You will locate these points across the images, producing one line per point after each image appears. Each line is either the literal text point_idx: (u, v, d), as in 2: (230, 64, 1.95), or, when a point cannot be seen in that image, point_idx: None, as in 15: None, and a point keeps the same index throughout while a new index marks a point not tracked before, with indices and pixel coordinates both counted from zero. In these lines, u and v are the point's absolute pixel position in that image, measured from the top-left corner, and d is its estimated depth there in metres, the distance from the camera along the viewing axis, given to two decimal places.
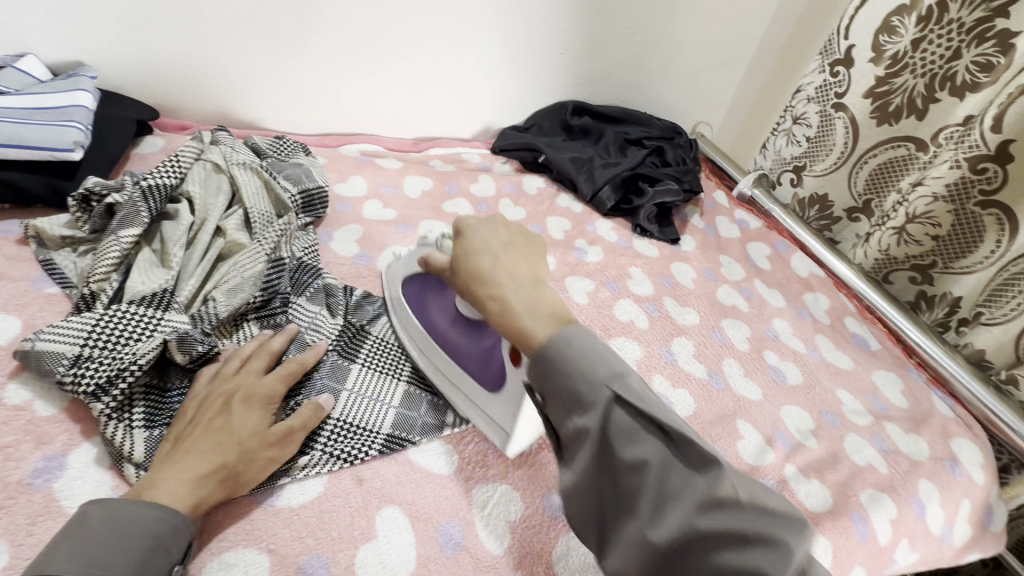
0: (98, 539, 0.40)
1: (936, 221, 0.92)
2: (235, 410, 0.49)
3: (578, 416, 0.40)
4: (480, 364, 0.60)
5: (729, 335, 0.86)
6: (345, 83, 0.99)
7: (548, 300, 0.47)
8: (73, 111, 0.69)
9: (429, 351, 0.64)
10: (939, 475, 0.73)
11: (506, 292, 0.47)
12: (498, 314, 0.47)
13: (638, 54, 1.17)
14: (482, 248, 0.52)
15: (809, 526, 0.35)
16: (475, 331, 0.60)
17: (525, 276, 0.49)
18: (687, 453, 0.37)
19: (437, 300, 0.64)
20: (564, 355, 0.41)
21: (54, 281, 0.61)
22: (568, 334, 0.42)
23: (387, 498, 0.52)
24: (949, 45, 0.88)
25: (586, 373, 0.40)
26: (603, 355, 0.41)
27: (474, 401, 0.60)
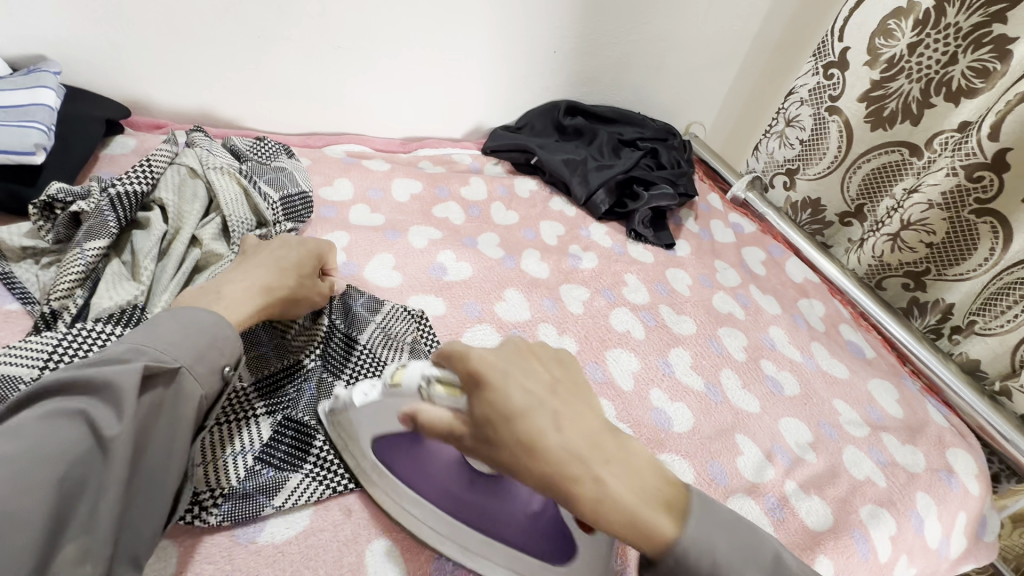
0: (165, 329, 0.44)
1: (931, 228, 0.91)
2: (293, 249, 0.59)
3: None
4: (526, 528, 0.48)
5: (725, 344, 0.85)
6: (329, 80, 0.94)
7: (635, 464, 0.40)
8: (34, 110, 0.64)
9: (452, 527, 0.49)
10: (937, 487, 0.73)
11: (598, 469, 0.38)
12: (601, 512, 0.38)
13: (631, 52, 1.15)
14: (527, 399, 0.39)
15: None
16: (500, 488, 0.47)
17: (594, 430, 0.40)
18: None
19: (425, 462, 0.48)
20: (711, 565, 0.37)
21: (14, 296, 0.57)
22: (702, 531, 0.38)
23: (377, 529, 0.49)
24: (945, 49, 0.86)
25: (745, 572, 0.37)
26: (750, 535, 0.39)
27: (534, 570, 0.48)
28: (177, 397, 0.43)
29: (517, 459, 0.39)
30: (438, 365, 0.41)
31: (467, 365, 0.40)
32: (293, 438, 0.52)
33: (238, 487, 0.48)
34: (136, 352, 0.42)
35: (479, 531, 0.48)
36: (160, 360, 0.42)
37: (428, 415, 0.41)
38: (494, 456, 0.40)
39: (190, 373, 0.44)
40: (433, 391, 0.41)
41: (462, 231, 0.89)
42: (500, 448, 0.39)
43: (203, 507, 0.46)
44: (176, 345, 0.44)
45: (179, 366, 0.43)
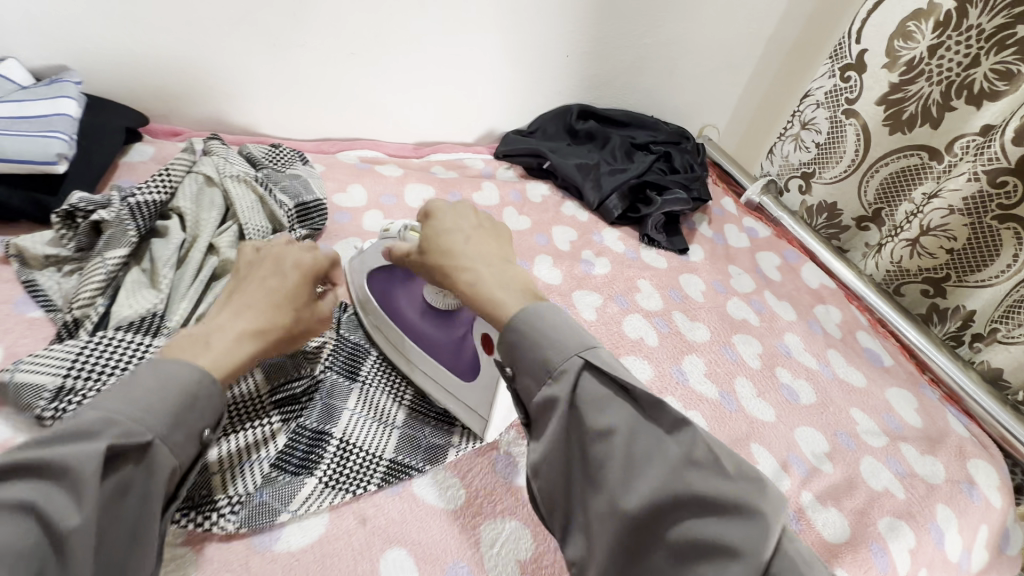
0: (140, 391, 0.40)
1: (952, 234, 0.89)
2: (289, 276, 0.52)
3: (552, 388, 0.43)
4: (453, 355, 0.59)
5: (740, 351, 0.84)
6: (343, 86, 0.95)
7: (517, 276, 0.51)
8: (56, 120, 0.65)
9: (401, 346, 0.62)
10: (957, 500, 0.72)
11: (480, 266, 0.50)
12: (468, 292, 0.49)
13: (644, 56, 1.14)
14: (452, 226, 0.54)
15: (778, 497, 0.38)
16: (447, 320, 0.60)
17: (493, 254, 0.52)
18: (655, 413, 0.41)
19: (404, 292, 0.62)
20: (531, 330, 0.45)
21: (38, 304, 0.58)
22: (542, 311, 0.46)
23: (391, 539, 0.49)
24: (967, 51, 0.85)
25: (558, 344, 0.44)
26: (575, 327, 0.45)
27: (446, 388, 0.59)
28: (147, 473, 0.39)
29: (429, 255, 0.53)
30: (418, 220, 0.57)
31: (426, 205, 0.56)
32: (306, 446, 0.53)
33: (252, 496, 0.48)
34: (106, 423, 0.38)
35: (418, 346, 0.60)
36: (130, 435, 0.38)
37: (397, 247, 0.57)
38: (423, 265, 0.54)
39: (164, 445, 0.40)
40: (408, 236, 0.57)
41: None
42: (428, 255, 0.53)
43: (220, 513, 0.46)
44: (150, 409, 0.40)
45: (152, 439, 0.39)
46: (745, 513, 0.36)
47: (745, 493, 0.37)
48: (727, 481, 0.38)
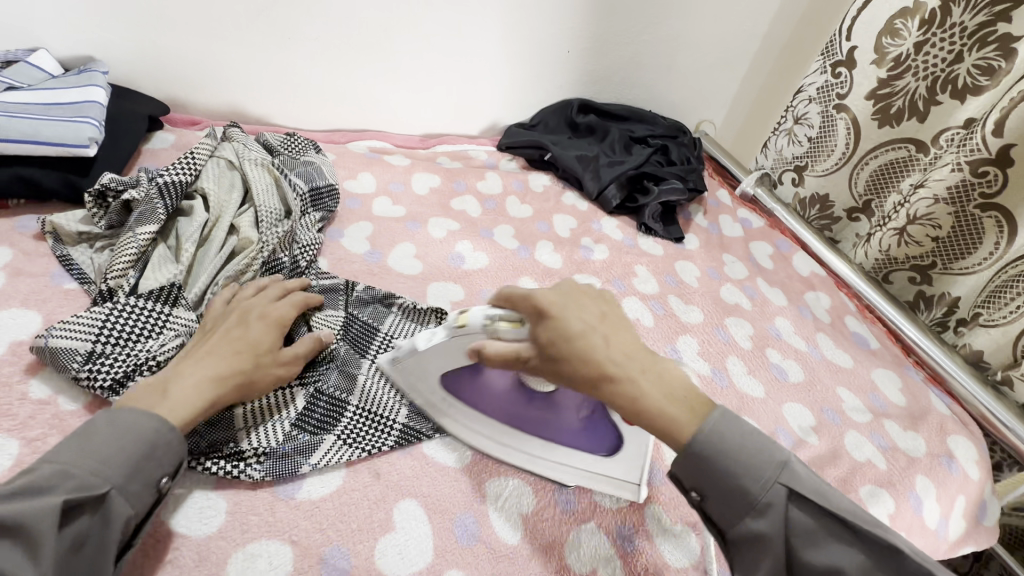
0: (98, 442, 0.42)
1: (937, 222, 0.93)
2: (253, 325, 0.55)
3: (758, 521, 0.43)
4: (579, 434, 0.56)
5: (732, 333, 0.88)
6: (353, 79, 0.99)
7: (667, 376, 0.47)
8: (87, 106, 0.69)
9: (510, 441, 0.57)
10: (936, 472, 0.76)
11: (636, 376, 0.46)
12: (629, 408, 0.45)
13: (643, 52, 1.18)
14: (580, 324, 0.47)
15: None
16: (550, 402, 0.56)
17: (635, 348, 0.48)
18: (879, 552, 0.41)
19: (486, 389, 0.56)
20: (725, 460, 0.44)
21: (72, 276, 0.62)
22: (720, 426, 0.44)
23: (404, 491, 0.53)
24: (952, 48, 0.88)
25: (758, 472, 0.43)
26: (765, 445, 0.44)
27: (582, 469, 0.56)
28: (103, 524, 0.40)
29: (564, 362, 0.46)
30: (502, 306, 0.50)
31: (530, 301, 0.48)
32: (324, 408, 0.57)
33: (276, 448, 0.52)
34: (62, 476, 0.39)
35: (538, 438, 0.56)
36: (86, 487, 0.40)
37: (495, 346, 0.49)
38: (548, 370, 0.48)
39: (121, 494, 0.41)
40: (498, 328, 0.49)
41: (479, 223, 0.93)
42: (566, 366, 0.46)
43: (247, 463, 0.50)
44: (108, 461, 0.41)
45: (108, 489, 0.40)
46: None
47: None
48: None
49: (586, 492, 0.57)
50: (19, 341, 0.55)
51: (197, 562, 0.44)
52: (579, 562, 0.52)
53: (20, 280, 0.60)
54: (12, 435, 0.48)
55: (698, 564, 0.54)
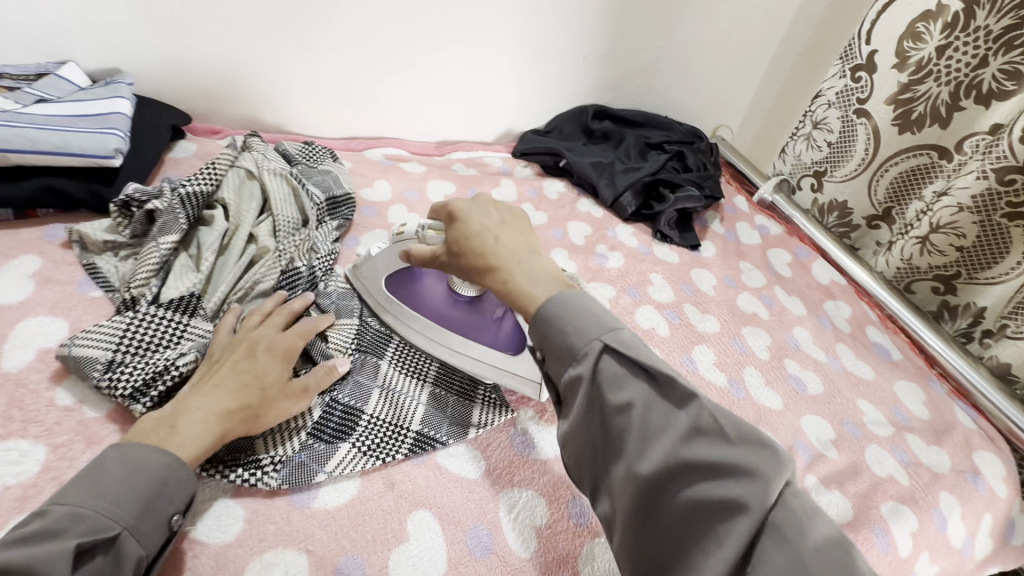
0: (109, 481, 0.42)
1: (961, 231, 0.90)
2: (260, 357, 0.54)
3: (575, 366, 0.44)
4: (492, 333, 0.64)
5: (749, 343, 0.87)
6: (370, 86, 1.00)
7: (545, 267, 0.52)
8: (113, 118, 0.71)
9: (435, 335, 0.66)
10: (961, 488, 0.73)
11: (512, 264, 0.51)
12: (500, 285, 0.51)
13: (659, 58, 1.17)
14: (479, 227, 0.55)
15: (784, 458, 0.37)
16: (474, 305, 0.66)
17: (522, 248, 0.53)
18: (670, 391, 0.41)
19: (422, 292, 0.67)
20: (563, 319, 0.46)
21: (98, 285, 0.63)
22: (571, 297, 0.47)
23: (418, 501, 0.53)
24: (975, 52, 0.86)
25: (580, 329, 0.45)
26: (602, 309, 0.46)
27: (492, 363, 0.64)
28: (114, 568, 0.39)
29: (462, 252, 0.54)
30: (430, 219, 0.62)
31: (445, 207, 0.58)
32: (339, 418, 0.57)
33: (293, 457, 0.53)
34: (75, 518, 0.39)
35: (457, 334, 0.65)
36: (97, 529, 0.39)
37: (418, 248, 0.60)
38: (454, 265, 0.56)
39: (131, 535, 0.41)
40: (427, 235, 0.61)
41: None
42: (461, 257, 0.55)
43: (265, 472, 0.51)
44: (121, 500, 0.41)
45: (120, 530, 0.40)
46: (750, 474, 0.37)
47: (747, 457, 0.37)
48: (733, 448, 0.38)
49: None
50: (47, 349, 0.56)
51: (215, 571, 0.45)
52: None
53: (48, 288, 0.61)
54: (39, 441, 0.49)
55: None
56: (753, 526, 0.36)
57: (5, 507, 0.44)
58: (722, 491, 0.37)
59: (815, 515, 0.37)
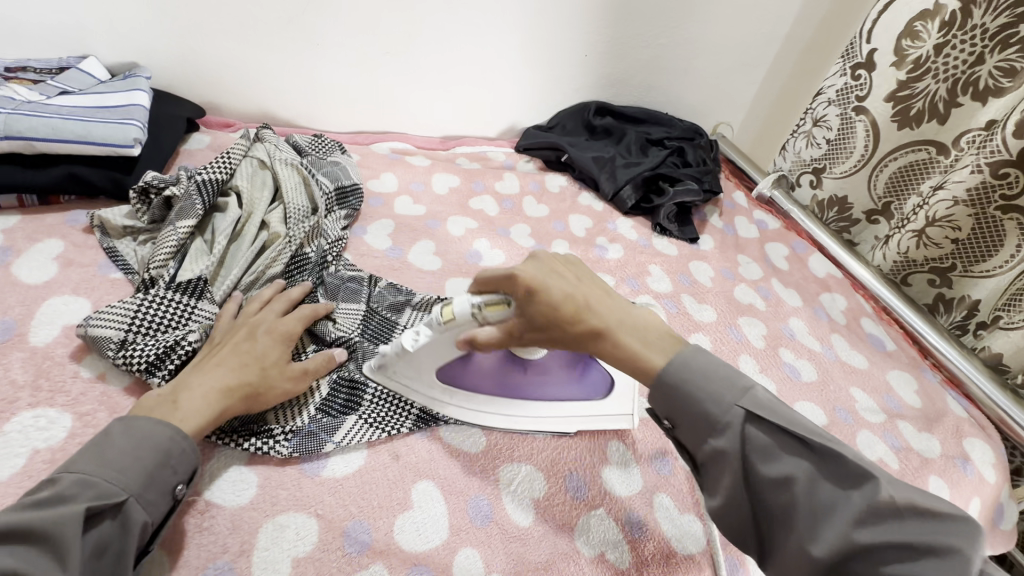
0: (114, 452, 0.44)
1: (956, 224, 0.92)
2: (260, 339, 0.56)
3: (717, 439, 0.44)
4: (573, 387, 0.61)
5: (745, 332, 0.89)
6: (376, 82, 1.03)
7: (643, 321, 0.51)
8: (132, 109, 0.74)
9: (518, 411, 0.61)
10: (950, 473, 0.76)
11: (620, 324, 0.49)
12: (614, 356, 0.48)
13: (660, 56, 1.20)
14: (564, 295, 0.48)
15: (969, 530, 0.37)
16: (540, 368, 0.60)
17: (611, 306, 0.50)
18: (834, 464, 0.41)
19: (479, 371, 0.59)
20: (687, 382, 0.46)
21: (118, 267, 0.66)
22: (686, 356, 0.47)
23: (422, 473, 0.55)
24: (971, 50, 0.88)
25: (715, 397, 0.45)
26: (728, 370, 0.46)
27: (581, 416, 0.62)
28: (122, 532, 0.42)
29: (556, 326, 0.48)
30: (484, 293, 0.52)
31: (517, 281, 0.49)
32: (346, 394, 0.60)
33: (302, 427, 0.55)
34: (83, 486, 0.41)
35: (540, 401, 0.61)
36: (104, 496, 0.41)
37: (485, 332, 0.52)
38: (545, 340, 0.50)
39: (138, 502, 0.43)
40: (487, 315, 0.52)
41: (496, 222, 0.95)
42: (557, 332, 0.49)
43: (276, 440, 0.54)
44: (126, 469, 0.43)
45: (126, 498, 0.42)
46: (942, 551, 0.36)
47: (933, 535, 0.37)
48: (919, 528, 0.37)
49: (595, 479, 0.59)
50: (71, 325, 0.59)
51: (230, 530, 0.47)
52: (589, 545, 0.53)
53: (71, 269, 0.64)
54: (65, 410, 0.52)
55: (705, 552, 0.55)
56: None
57: (36, 469, 0.47)
58: (915, 572, 0.36)
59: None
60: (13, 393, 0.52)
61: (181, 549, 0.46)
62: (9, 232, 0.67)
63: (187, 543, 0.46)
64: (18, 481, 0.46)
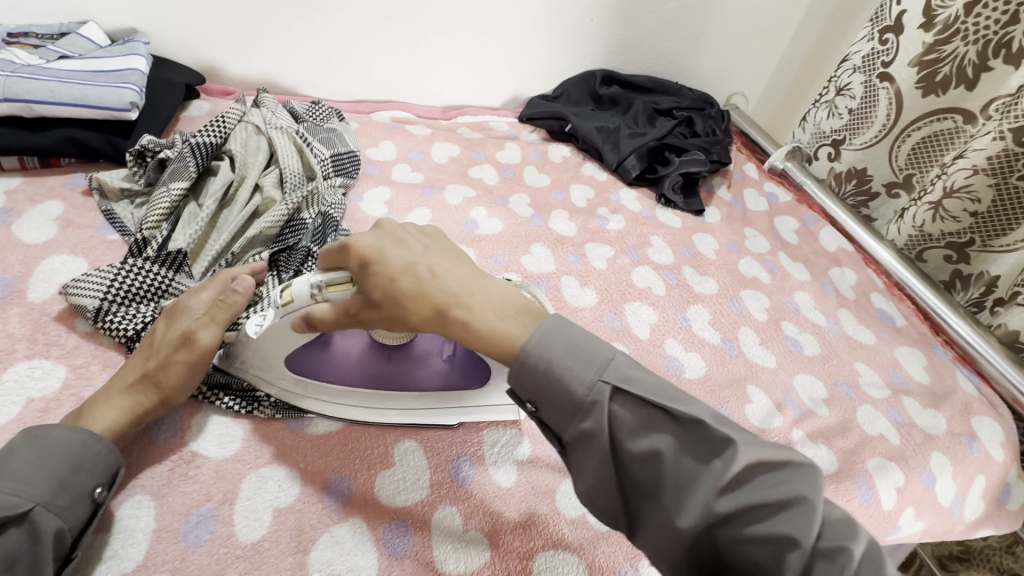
0: (17, 462, 0.41)
1: (977, 196, 0.86)
2: (157, 327, 0.52)
3: (584, 420, 0.40)
4: (441, 375, 0.56)
5: (746, 305, 0.86)
6: (375, 48, 1.01)
7: (494, 293, 0.46)
8: (129, 73, 0.74)
9: (383, 399, 0.56)
10: (955, 450, 0.73)
11: (467, 298, 0.45)
12: (466, 333, 0.44)
13: (671, 20, 1.15)
14: (404, 264, 0.45)
15: (818, 479, 0.37)
16: (403, 351, 0.57)
17: (460, 274, 0.46)
18: (695, 434, 0.39)
19: (336, 357, 0.56)
20: (547, 360, 0.41)
21: (115, 229, 0.67)
22: (550, 328, 0.42)
23: (404, 433, 0.56)
24: (1006, 8, 0.80)
25: (576, 375, 0.40)
26: (589, 340, 0.42)
27: (455, 407, 0.57)
28: (34, 541, 0.39)
29: (398, 301, 0.45)
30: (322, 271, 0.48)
31: (353, 248, 0.46)
32: None
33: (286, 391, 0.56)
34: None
35: (406, 390, 0.56)
36: (8, 506, 0.38)
37: (319, 309, 0.48)
38: (387, 317, 0.47)
39: (47, 509, 0.40)
40: (328, 293, 0.47)
41: (495, 191, 0.94)
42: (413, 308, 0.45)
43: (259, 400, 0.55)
44: (34, 478, 0.41)
45: (34, 506, 0.40)
46: (795, 505, 0.36)
47: (789, 487, 0.37)
48: (770, 486, 0.37)
49: None
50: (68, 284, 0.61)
51: (215, 480, 0.49)
52: (570, 507, 0.53)
53: (70, 231, 0.66)
54: (61, 362, 0.54)
55: None
56: (806, 559, 0.35)
57: (29, 417, 0.49)
58: (773, 530, 0.36)
59: (861, 535, 0.37)
60: (10, 345, 0.54)
61: (165, 495, 0.47)
62: (13, 193, 0.69)
63: (173, 491, 0.48)
64: (14, 427, 0.48)
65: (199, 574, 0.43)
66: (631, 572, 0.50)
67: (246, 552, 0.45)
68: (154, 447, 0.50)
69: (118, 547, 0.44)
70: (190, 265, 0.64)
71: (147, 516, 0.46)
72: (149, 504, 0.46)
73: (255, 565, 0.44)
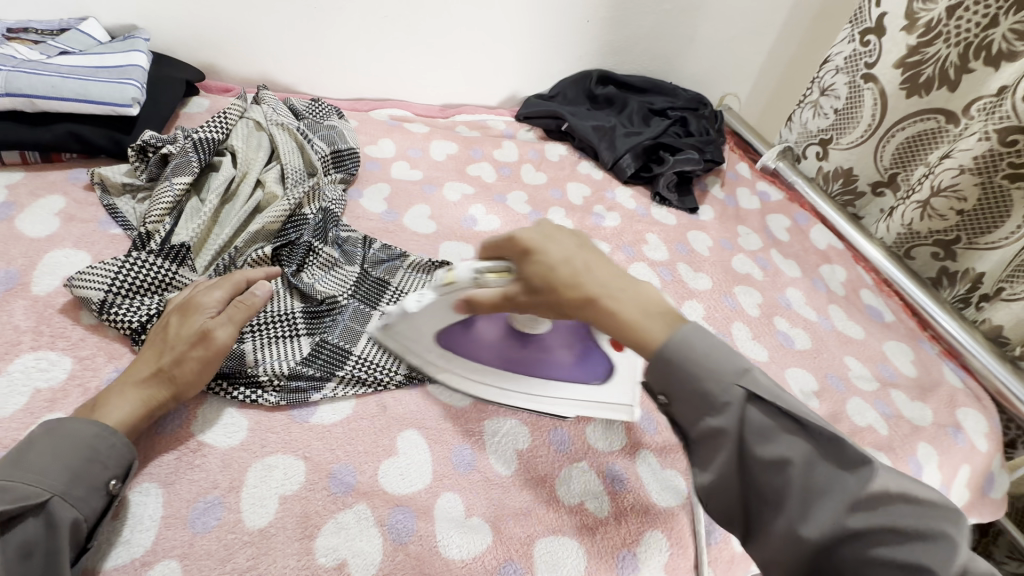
0: (35, 454, 0.42)
1: (962, 194, 0.88)
2: (172, 322, 0.52)
3: (712, 417, 0.41)
4: (569, 368, 0.58)
5: (740, 300, 0.88)
6: (373, 46, 1.02)
7: (647, 293, 0.45)
8: (130, 70, 0.75)
9: (512, 382, 0.58)
10: (941, 440, 0.76)
11: (618, 294, 0.44)
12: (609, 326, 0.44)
13: (665, 21, 1.17)
14: (560, 257, 0.46)
15: (957, 513, 0.36)
16: (539, 342, 0.58)
17: (617, 273, 0.46)
18: (832, 449, 0.38)
19: (476, 338, 0.58)
20: (685, 357, 0.42)
21: (117, 223, 0.68)
22: (686, 332, 0.42)
23: (406, 423, 0.57)
24: (986, 11, 0.82)
25: (718, 374, 0.41)
26: (726, 344, 0.42)
27: (574, 401, 0.58)
28: (48, 532, 0.40)
29: (551, 291, 0.45)
30: (485, 259, 0.50)
31: (517, 237, 0.48)
32: (328, 355, 0.60)
33: (288, 382, 0.56)
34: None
35: (534, 377, 0.58)
36: (25, 497, 0.40)
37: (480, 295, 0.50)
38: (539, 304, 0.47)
39: (63, 500, 0.41)
40: (486, 280, 0.49)
41: (493, 188, 0.96)
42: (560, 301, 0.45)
43: (262, 390, 0.55)
44: (50, 470, 0.42)
45: (49, 496, 0.41)
46: (933, 538, 0.35)
47: (926, 518, 0.36)
48: (908, 514, 0.36)
49: (579, 434, 0.60)
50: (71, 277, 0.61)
51: (221, 468, 0.50)
52: (570, 495, 0.54)
53: (72, 225, 0.66)
54: (66, 353, 0.55)
55: (683, 504, 0.56)
56: None
57: (36, 407, 0.50)
58: (908, 557, 0.35)
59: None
60: (15, 337, 0.54)
61: (173, 483, 0.48)
62: (14, 187, 0.69)
63: (180, 479, 0.48)
64: (21, 417, 0.49)
65: (207, 559, 0.44)
66: (629, 557, 0.51)
67: (253, 537, 0.46)
68: (160, 436, 0.51)
69: (142, 535, 0.45)
70: (193, 259, 0.65)
71: (155, 503, 0.47)
72: (157, 492, 0.47)
73: (262, 550, 0.45)
